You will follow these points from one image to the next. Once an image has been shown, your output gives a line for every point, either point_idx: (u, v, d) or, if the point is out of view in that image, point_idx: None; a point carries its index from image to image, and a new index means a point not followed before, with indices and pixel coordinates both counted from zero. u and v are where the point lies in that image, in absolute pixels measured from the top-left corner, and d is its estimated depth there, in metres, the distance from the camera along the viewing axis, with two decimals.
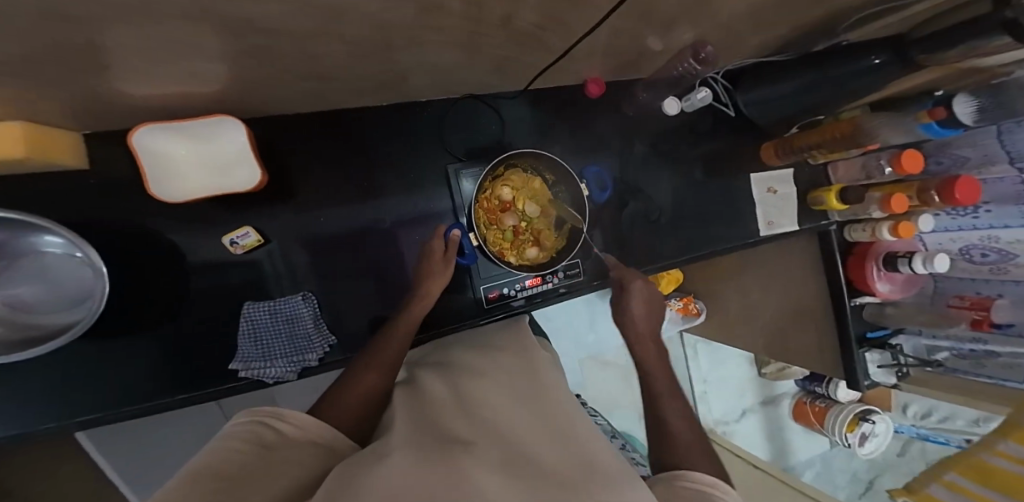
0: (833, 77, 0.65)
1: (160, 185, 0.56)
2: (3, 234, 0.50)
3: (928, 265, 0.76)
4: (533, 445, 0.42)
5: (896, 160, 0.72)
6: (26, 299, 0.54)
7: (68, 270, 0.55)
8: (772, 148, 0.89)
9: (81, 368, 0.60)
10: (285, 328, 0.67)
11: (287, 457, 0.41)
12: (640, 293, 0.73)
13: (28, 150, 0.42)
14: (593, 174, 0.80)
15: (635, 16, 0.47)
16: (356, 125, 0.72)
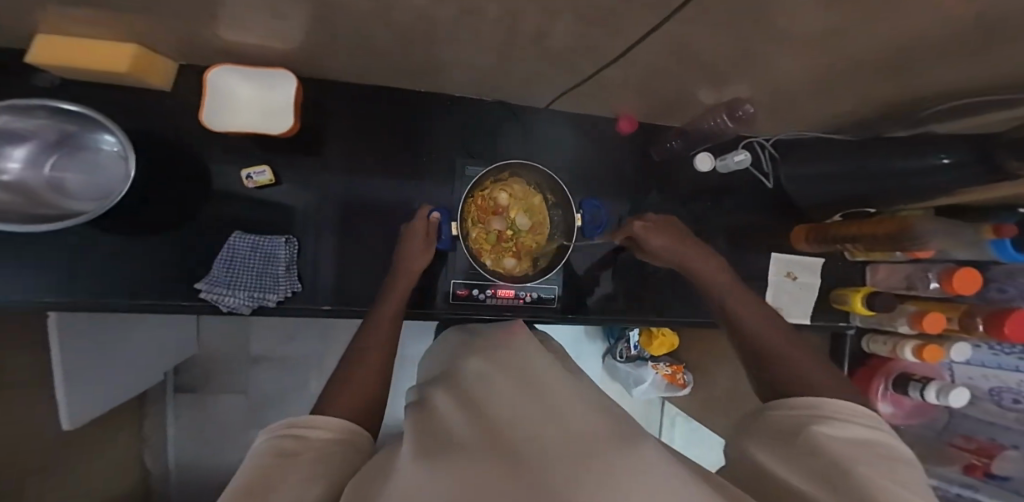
0: (902, 169, 0.52)
1: (218, 116, 0.59)
2: (76, 127, 0.59)
3: (941, 396, 0.65)
4: (557, 401, 0.31)
5: (948, 276, 0.60)
6: (69, 184, 0.61)
7: (110, 168, 0.62)
8: (804, 232, 0.77)
9: (54, 247, 0.59)
10: (259, 265, 0.62)
11: (317, 462, 0.28)
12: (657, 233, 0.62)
13: (133, 71, 0.54)
14: (591, 207, 0.71)
15: (679, 59, 0.45)
16: (386, 102, 0.70)
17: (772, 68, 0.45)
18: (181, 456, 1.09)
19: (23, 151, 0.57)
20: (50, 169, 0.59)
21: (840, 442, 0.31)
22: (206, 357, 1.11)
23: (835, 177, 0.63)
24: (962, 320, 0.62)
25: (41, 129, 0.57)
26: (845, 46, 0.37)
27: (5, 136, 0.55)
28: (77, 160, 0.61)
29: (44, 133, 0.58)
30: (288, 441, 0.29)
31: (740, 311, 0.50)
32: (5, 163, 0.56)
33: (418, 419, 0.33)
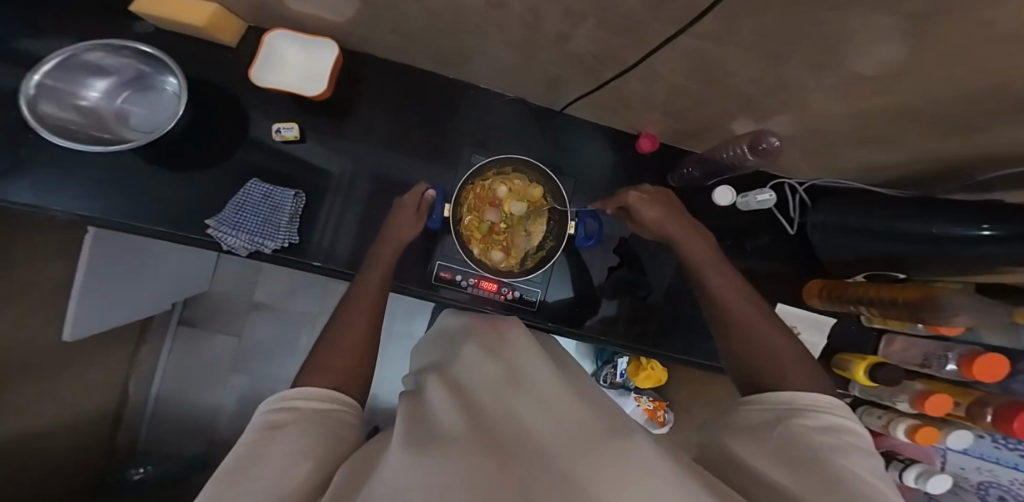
0: (937, 245, 0.43)
1: (263, 72, 0.62)
2: (147, 66, 0.65)
3: (919, 480, 0.66)
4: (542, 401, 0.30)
5: (970, 360, 0.55)
6: (132, 117, 0.68)
7: (167, 108, 0.68)
8: (817, 286, 0.70)
9: (89, 158, 0.62)
10: (266, 212, 0.63)
11: (303, 434, 0.33)
12: (647, 206, 0.56)
13: (205, 25, 0.61)
14: (587, 218, 0.70)
15: (705, 83, 0.43)
16: (418, 83, 0.71)
17: (801, 106, 0.43)
18: (164, 387, 1.13)
19: (105, 83, 0.66)
20: (121, 102, 0.67)
21: (822, 436, 0.30)
22: (215, 296, 1.16)
23: (863, 232, 0.54)
24: (970, 407, 0.60)
25: (122, 66, 0.65)
26: (878, 91, 0.35)
27: (93, 68, 0.63)
28: (144, 98, 0.68)
29: (124, 70, 0.65)
30: (279, 415, 0.35)
31: (733, 303, 0.46)
32: (88, 91, 0.65)
33: (411, 406, 0.35)
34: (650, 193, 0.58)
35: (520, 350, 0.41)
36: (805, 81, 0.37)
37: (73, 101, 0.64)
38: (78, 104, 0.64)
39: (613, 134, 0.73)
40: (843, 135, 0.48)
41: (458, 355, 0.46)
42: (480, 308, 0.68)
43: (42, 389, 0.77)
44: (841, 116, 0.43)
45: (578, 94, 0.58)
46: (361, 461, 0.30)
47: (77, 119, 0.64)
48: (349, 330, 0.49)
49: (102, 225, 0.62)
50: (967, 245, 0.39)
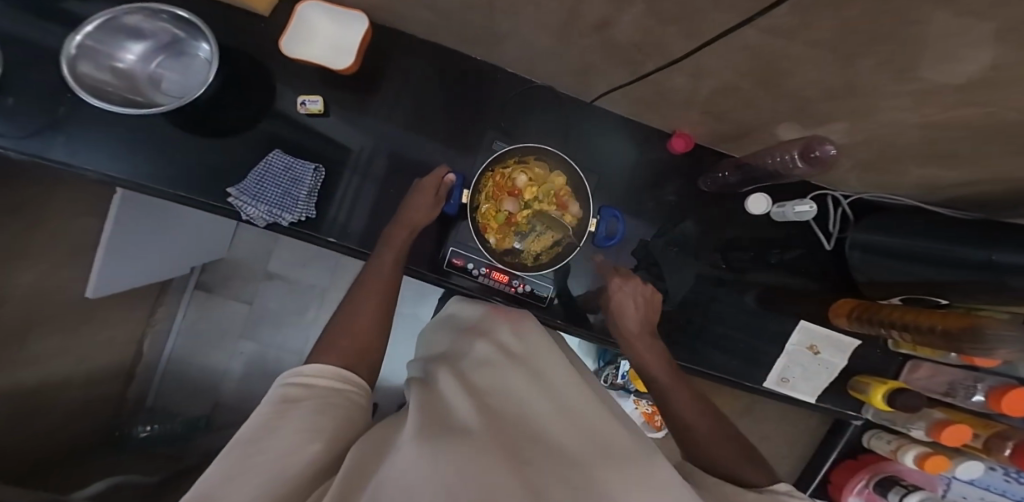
0: (997, 273, 0.41)
1: (292, 42, 0.61)
2: (182, 31, 0.65)
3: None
4: (557, 431, 0.32)
5: (1002, 393, 0.54)
6: (164, 82, 0.68)
7: (198, 75, 0.68)
8: (849, 306, 0.66)
9: (117, 118, 0.63)
10: (285, 185, 0.63)
11: (317, 411, 0.34)
12: (626, 295, 0.61)
13: None
14: (609, 216, 0.68)
15: (756, 81, 0.41)
16: (448, 64, 0.69)
17: (856, 113, 0.40)
18: (177, 349, 1.16)
19: (142, 46, 0.66)
20: (155, 66, 0.67)
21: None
22: (232, 262, 1.18)
23: (908, 255, 0.52)
24: (988, 440, 0.60)
25: (159, 30, 0.64)
26: (947, 102, 0.32)
27: (131, 31, 0.63)
28: (178, 63, 0.68)
29: (160, 35, 0.65)
30: (296, 390, 0.35)
31: (671, 392, 0.51)
32: (125, 54, 0.65)
33: (424, 398, 0.36)
34: (636, 293, 0.61)
35: (535, 365, 0.43)
36: (867, 86, 0.34)
37: (111, 63, 0.64)
38: (115, 66, 0.65)
39: (643, 130, 0.70)
40: (898, 147, 0.45)
41: (470, 351, 0.47)
42: (491, 298, 0.67)
43: (58, 338, 0.80)
44: (897, 128, 0.40)
45: (611, 88, 0.57)
46: (372, 441, 0.31)
47: (112, 80, 0.64)
48: (359, 310, 0.49)
49: (123, 185, 0.62)
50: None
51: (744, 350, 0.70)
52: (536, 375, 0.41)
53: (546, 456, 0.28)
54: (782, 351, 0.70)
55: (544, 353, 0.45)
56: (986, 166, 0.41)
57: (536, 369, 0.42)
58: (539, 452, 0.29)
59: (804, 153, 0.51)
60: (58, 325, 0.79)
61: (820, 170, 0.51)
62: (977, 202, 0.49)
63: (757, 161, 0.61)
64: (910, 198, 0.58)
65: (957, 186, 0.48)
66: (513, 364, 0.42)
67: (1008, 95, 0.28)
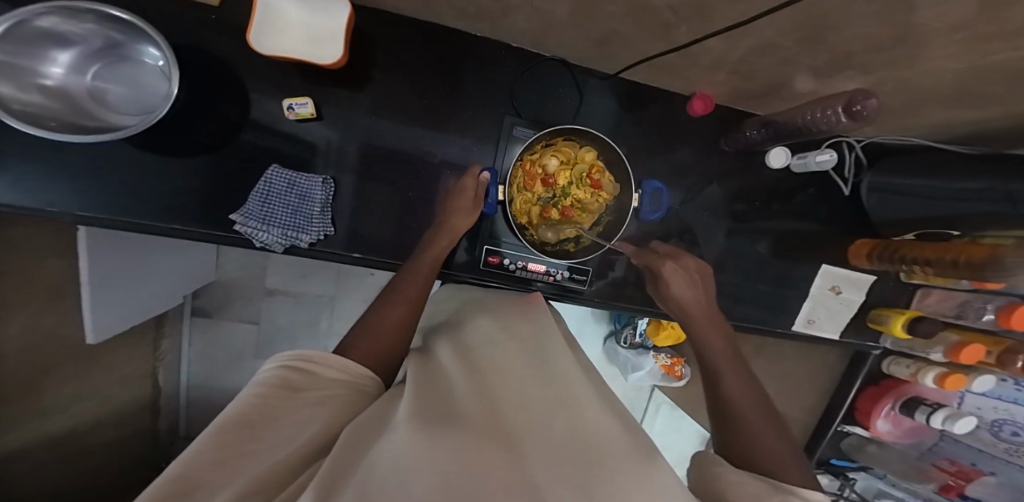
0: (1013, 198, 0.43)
1: (262, 36, 0.53)
2: (120, 35, 0.55)
3: (947, 422, 0.70)
4: (558, 414, 0.29)
5: (1007, 309, 0.59)
6: (110, 96, 0.58)
7: (153, 84, 0.59)
8: (866, 246, 0.70)
9: (73, 158, 0.56)
10: (295, 202, 0.61)
11: (316, 406, 0.32)
12: (679, 276, 0.59)
13: None
14: (652, 189, 0.68)
15: (798, 37, 0.39)
16: (442, 44, 0.64)
17: (896, 64, 0.39)
18: (194, 374, 1.15)
19: (67, 55, 0.54)
20: (92, 78, 0.56)
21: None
22: (227, 283, 1.13)
23: (928, 196, 0.54)
24: (1001, 355, 0.64)
25: (86, 34, 0.54)
26: (990, 48, 0.31)
27: (51, 38, 0.52)
28: (120, 70, 0.58)
29: (89, 39, 0.54)
30: (294, 374, 0.33)
31: (721, 370, 0.49)
32: (50, 67, 0.53)
33: (422, 377, 0.34)
34: (688, 270, 0.60)
35: (544, 344, 0.40)
36: (916, 36, 0.33)
37: (35, 80, 0.52)
38: (42, 84, 0.53)
39: (653, 92, 0.68)
40: (923, 101, 0.45)
41: (472, 326, 0.45)
42: (531, 288, 0.69)
43: (69, 387, 0.79)
44: (933, 82, 0.40)
45: (643, 57, 0.54)
46: (367, 418, 0.29)
47: (45, 102, 0.53)
48: (397, 317, 0.47)
49: (95, 224, 0.57)
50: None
51: (765, 300, 0.74)
52: (544, 354, 0.38)
53: (543, 433, 0.26)
54: (806, 297, 0.75)
55: (549, 333, 0.43)
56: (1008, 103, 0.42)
57: (544, 348, 0.39)
58: (536, 428, 0.26)
59: (846, 108, 0.48)
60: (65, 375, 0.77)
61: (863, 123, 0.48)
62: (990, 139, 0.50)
63: (788, 115, 0.60)
64: (922, 137, 0.57)
65: (967, 126, 0.48)
66: (522, 344, 0.39)
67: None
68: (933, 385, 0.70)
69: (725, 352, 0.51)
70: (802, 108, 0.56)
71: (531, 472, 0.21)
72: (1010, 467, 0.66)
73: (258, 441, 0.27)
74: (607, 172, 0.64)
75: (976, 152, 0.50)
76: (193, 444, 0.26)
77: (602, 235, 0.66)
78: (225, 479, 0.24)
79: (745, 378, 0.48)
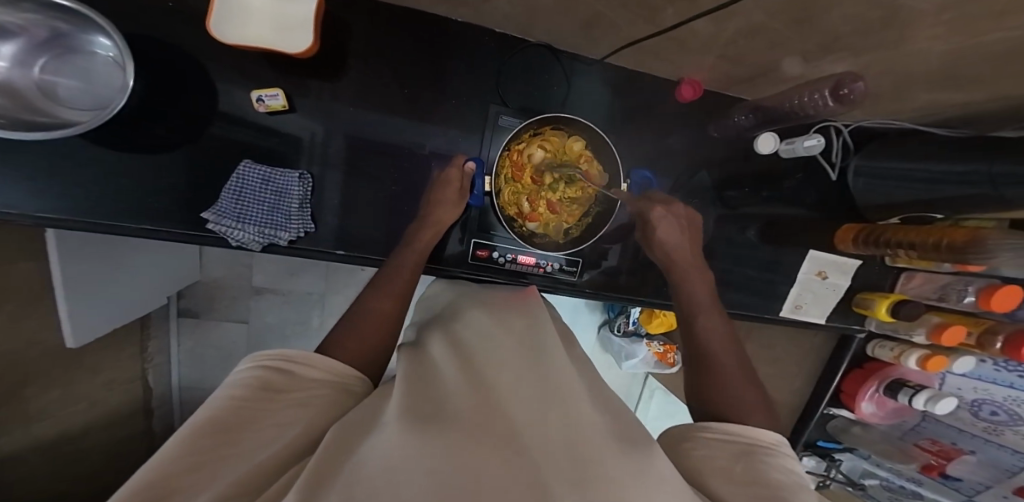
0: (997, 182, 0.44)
1: (222, 25, 0.50)
2: (66, 24, 0.52)
3: (929, 403, 0.71)
4: (556, 405, 0.28)
5: (988, 292, 0.60)
6: (61, 91, 0.54)
7: (109, 77, 0.55)
8: (852, 231, 0.71)
9: (31, 158, 0.53)
10: (270, 199, 0.59)
11: (300, 406, 0.31)
12: (668, 224, 0.59)
13: None
14: (642, 178, 0.67)
15: (788, 20, 0.38)
16: (422, 30, 0.62)
17: (884, 47, 0.38)
18: (184, 376, 1.13)
19: (10, 47, 0.51)
20: (39, 71, 0.53)
21: (778, 473, 0.32)
22: (211, 282, 1.10)
23: (914, 180, 0.54)
24: (981, 336, 0.65)
25: (28, 23, 0.50)
26: (977, 29, 0.31)
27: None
28: (69, 63, 0.54)
29: (31, 29, 0.51)
30: (275, 376, 0.32)
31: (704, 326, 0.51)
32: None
33: (412, 375, 0.32)
34: (679, 217, 0.60)
35: (540, 336, 0.39)
36: (903, 18, 0.33)
37: None
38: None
39: (639, 79, 0.67)
40: (910, 84, 0.45)
41: (465, 321, 0.43)
42: (522, 281, 0.69)
43: (56, 391, 0.79)
44: (922, 66, 0.39)
45: (628, 42, 0.54)
46: (355, 417, 0.28)
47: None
48: (382, 314, 0.46)
49: (55, 226, 0.54)
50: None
51: (755, 287, 0.75)
52: (540, 346, 0.37)
53: (538, 425, 0.25)
54: (794, 281, 0.76)
55: (543, 325, 0.42)
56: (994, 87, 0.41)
57: (539, 340, 0.38)
58: (532, 420, 0.25)
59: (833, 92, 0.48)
60: (51, 379, 0.77)
61: (849, 107, 0.49)
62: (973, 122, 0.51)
63: (775, 101, 0.60)
64: (907, 120, 0.57)
65: (952, 110, 0.48)
66: (517, 336, 0.38)
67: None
68: (916, 367, 0.72)
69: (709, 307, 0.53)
70: (789, 93, 0.56)
71: (525, 467, 0.20)
72: (990, 446, 0.68)
73: (237, 448, 0.26)
74: (596, 161, 0.63)
75: (963, 134, 0.50)
76: (169, 447, 0.25)
77: (593, 225, 0.65)
78: (205, 484, 0.23)
79: (724, 334, 0.51)
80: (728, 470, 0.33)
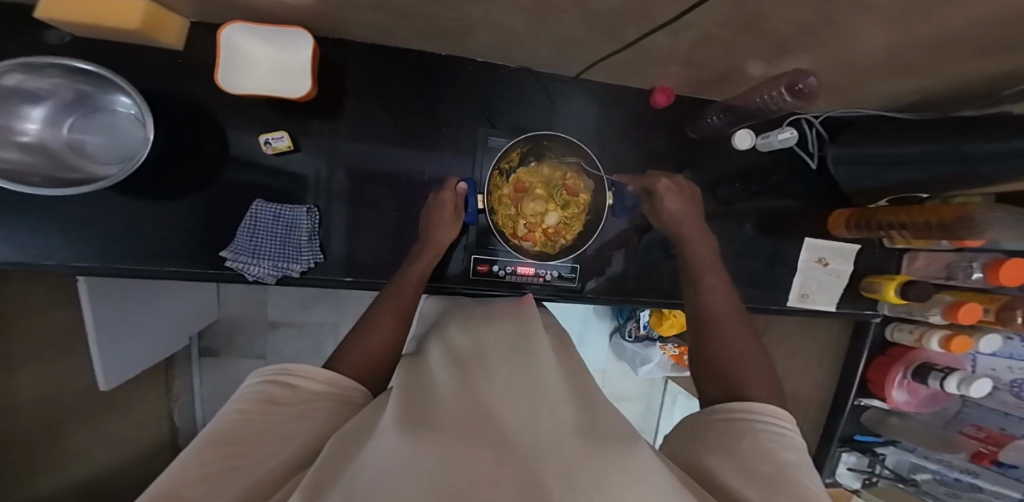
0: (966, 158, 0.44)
1: (229, 77, 0.55)
2: (88, 86, 0.57)
3: (962, 386, 0.69)
4: (549, 406, 0.28)
5: (993, 267, 0.60)
6: (89, 147, 0.59)
7: (131, 131, 0.61)
8: (844, 216, 0.72)
9: (63, 215, 0.59)
10: (281, 234, 0.63)
11: (302, 418, 0.32)
12: (670, 194, 0.63)
13: (141, 26, 0.51)
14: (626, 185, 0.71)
15: (738, 29, 0.41)
16: (409, 67, 0.66)
17: (832, 44, 0.40)
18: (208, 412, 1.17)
19: (40, 111, 0.55)
20: (69, 130, 0.58)
21: (786, 452, 0.31)
22: (230, 320, 1.14)
23: (889, 165, 0.56)
24: (999, 312, 0.64)
25: (56, 87, 0.55)
26: (909, 24, 0.33)
27: (20, 95, 0.53)
28: (94, 121, 0.59)
29: (58, 92, 0.56)
30: (277, 390, 0.34)
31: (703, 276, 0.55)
32: (25, 123, 0.54)
33: (409, 380, 0.33)
34: (681, 188, 0.64)
35: (530, 340, 0.40)
36: (839, 19, 0.35)
37: (13, 138, 0.54)
38: (19, 141, 0.54)
39: (617, 91, 0.71)
40: (867, 73, 0.47)
41: (459, 332, 0.45)
42: (522, 291, 0.70)
43: (87, 434, 0.82)
44: (872, 57, 0.41)
45: (601, 58, 0.57)
46: (355, 427, 0.28)
47: (25, 159, 0.54)
48: (385, 330, 0.48)
49: (86, 273, 0.59)
50: (994, 160, 0.42)
51: (758, 279, 0.75)
52: (532, 350, 0.37)
53: (532, 429, 0.24)
54: (795, 271, 0.76)
55: (532, 329, 0.43)
56: (942, 73, 0.43)
57: (531, 344, 0.39)
58: (523, 420, 0.26)
59: (790, 87, 0.50)
60: (82, 424, 0.81)
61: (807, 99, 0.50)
62: (940, 105, 0.52)
63: (745, 101, 0.63)
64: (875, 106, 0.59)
65: (918, 92, 0.50)
66: (509, 345, 0.39)
67: (963, 7, 0.29)
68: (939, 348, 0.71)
69: (715, 275, 0.54)
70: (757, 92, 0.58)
71: (515, 461, 0.20)
72: None
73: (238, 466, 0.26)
74: (581, 177, 0.67)
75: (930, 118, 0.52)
76: (180, 465, 0.26)
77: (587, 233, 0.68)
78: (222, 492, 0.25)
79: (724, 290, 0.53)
80: (729, 443, 0.33)
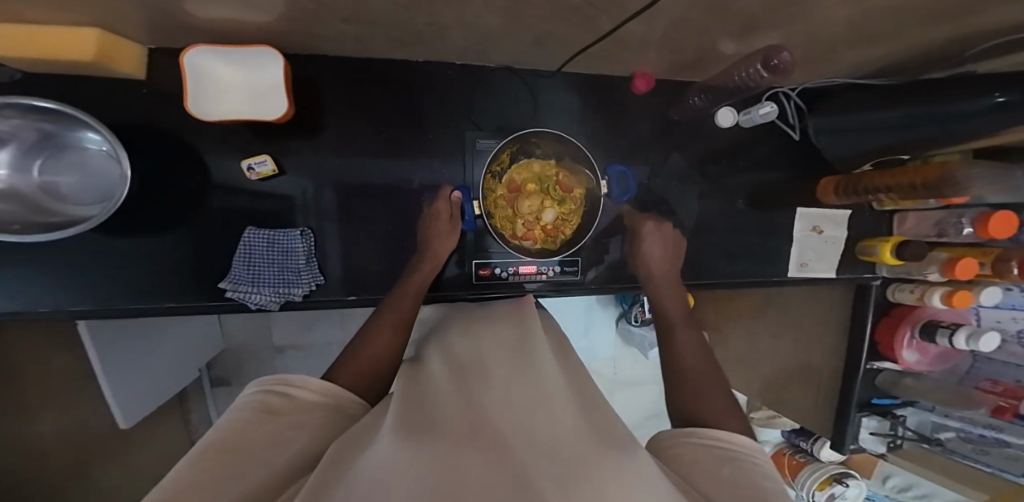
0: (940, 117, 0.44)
1: (201, 105, 0.54)
2: (54, 125, 0.55)
3: (970, 341, 0.69)
4: (547, 409, 0.28)
5: (982, 220, 0.60)
6: (63, 188, 0.58)
7: (104, 167, 0.59)
8: (832, 184, 0.72)
9: (55, 263, 0.59)
10: (278, 258, 0.63)
11: (298, 427, 0.33)
12: (655, 237, 0.65)
13: (97, 57, 0.49)
14: (617, 173, 0.71)
15: (707, 11, 0.41)
16: (386, 79, 0.66)
17: (799, 18, 0.40)
18: None
19: (7, 155, 0.54)
20: (39, 173, 0.56)
21: (770, 480, 0.31)
22: (236, 348, 1.14)
23: (863, 129, 0.57)
24: (994, 265, 0.64)
25: (17, 129, 0.54)
26: None
27: None
28: (64, 161, 0.58)
29: (20, 133, 0.54)
30: (274, 399, 0.34)
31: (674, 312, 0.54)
32: None
33: (407, 387, 0.33)
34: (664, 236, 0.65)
35: (528, 344, 0.40)
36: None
37: None
38: None
39: (596, 81, 0.71)
40: (838, 42, 0.47)
41: (457, 337, 0.45)
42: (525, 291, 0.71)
43: (111, 475, 0.82)
44: (840, 28, 0.41)
45: (578, 49, 0.57)
46: (354, 434, 0.28)
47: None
48: (388, 343, 0.48)
49: (85, 317, 0.59)
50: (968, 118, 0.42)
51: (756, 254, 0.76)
52: (530, 354, 0.37)
53: (530, 434, 0.25)
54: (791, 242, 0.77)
55: (530, 332, 0.43)
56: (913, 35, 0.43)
57: (529, 348, 0.39)
58: (521, 424, 0.26)
59: (766, 64, 0.51)
60: (103, 466, 0.81)
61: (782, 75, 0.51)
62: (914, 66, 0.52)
63: (723, 78, 0.63)
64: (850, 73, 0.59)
65: (892, 55, 0.49)
66: (507, 349, 0.39)
67: None
68: (942, 305, 0.71)
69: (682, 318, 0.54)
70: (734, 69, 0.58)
71: (512, 466, 0.20)
72: None
73: (241, 464, 0.27)
74: (572, 171, 0.67)
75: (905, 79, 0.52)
76: (181, 465, 0.25)
77: (583, 226, 0.68)
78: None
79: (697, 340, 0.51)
80: (710, 472, 0.32)
